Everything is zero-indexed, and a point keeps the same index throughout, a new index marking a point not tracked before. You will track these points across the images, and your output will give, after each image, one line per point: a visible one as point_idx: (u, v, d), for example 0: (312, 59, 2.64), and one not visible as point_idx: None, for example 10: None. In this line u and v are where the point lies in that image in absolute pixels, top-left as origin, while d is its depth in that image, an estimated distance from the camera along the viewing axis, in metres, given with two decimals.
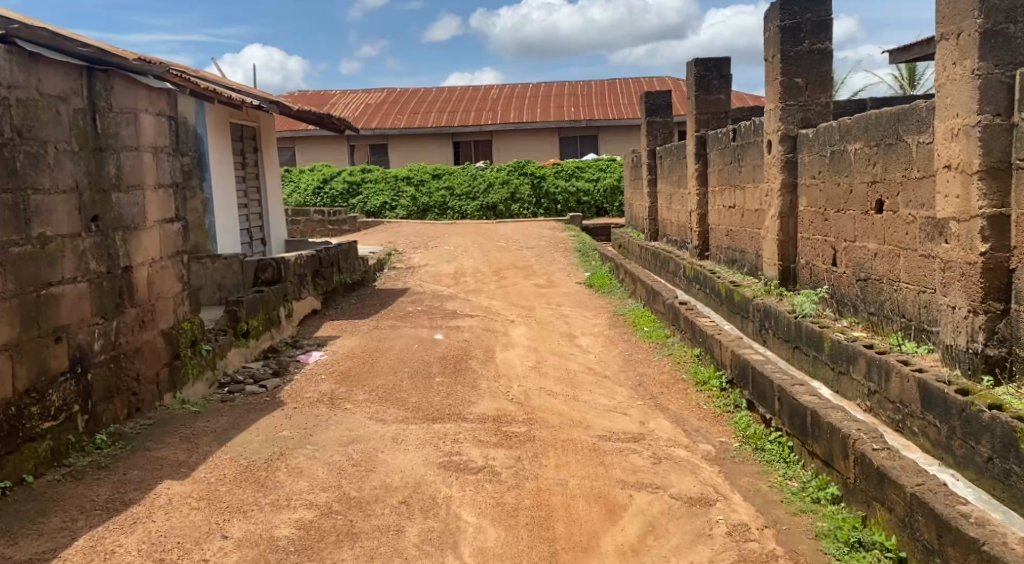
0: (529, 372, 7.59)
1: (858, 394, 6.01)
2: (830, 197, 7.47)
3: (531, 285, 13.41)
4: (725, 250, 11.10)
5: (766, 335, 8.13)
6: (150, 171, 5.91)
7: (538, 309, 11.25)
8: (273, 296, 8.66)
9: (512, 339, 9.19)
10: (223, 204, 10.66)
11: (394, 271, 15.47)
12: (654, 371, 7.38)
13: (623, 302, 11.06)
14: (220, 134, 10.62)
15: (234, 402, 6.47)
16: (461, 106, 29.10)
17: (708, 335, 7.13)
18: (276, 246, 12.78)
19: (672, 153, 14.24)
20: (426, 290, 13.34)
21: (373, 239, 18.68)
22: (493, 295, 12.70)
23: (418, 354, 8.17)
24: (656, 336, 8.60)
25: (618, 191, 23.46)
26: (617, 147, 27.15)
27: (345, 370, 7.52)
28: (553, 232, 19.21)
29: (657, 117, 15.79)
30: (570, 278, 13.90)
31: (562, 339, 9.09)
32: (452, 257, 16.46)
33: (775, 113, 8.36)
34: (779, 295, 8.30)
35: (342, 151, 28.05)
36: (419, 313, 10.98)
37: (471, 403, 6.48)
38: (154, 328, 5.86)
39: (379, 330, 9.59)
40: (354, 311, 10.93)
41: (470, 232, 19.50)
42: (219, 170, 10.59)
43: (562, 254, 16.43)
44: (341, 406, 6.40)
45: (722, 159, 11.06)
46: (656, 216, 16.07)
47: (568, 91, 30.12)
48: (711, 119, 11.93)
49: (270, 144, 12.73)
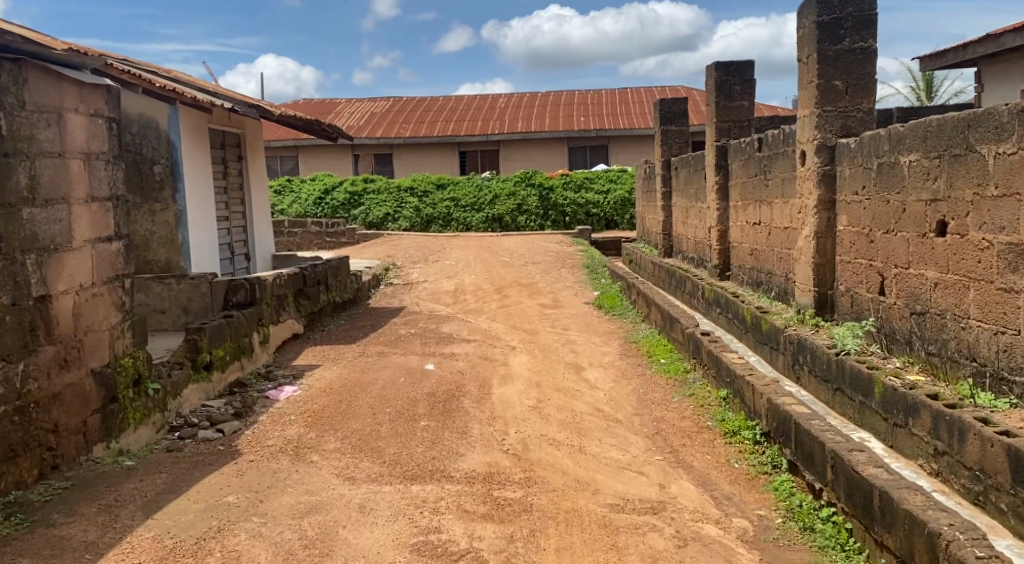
0: (529, 414, 6.63)
1: (920, 453, 5.04)
2: (877, 216, 6.49)
3: (535, 305, 12.46)
4: (748, 271, 10.16)
5: (801, 373, 7.16)
6: (81, 181, 5.00)
7: (541, 334, 10.28)
8: (243, 321, 7.73)
9: (512, 371, 8.23)
10: (199, 217, 9.77)
11: (391, 288, 14.54)
12: (673, 416, 6.39)
13: (636, 328, 10.09)
14: (197, 141, 9.74)
15: (181, 452, 5.53)
16: (467, 115, 28.25)
17: (738, 376, 6.14)
18: (262, 262, 11.87)
19: (689, 165, 13.29)
20: (423, 310, 12.41)
21: (371, 253, 17.77)
22: (494, 316, 11.76)
23: (405, 389, 7.23)
24: (674, 371, 7.64)
25: (629, 203, 22.55)
26: (628, 158, 26.28)
27: (319, 411, 6.58)
28: (560, 247, 18.26)
29: (672, 126, 14.84)
30: (578, 298, 12.94)
31: (567, 371, 8.12)
32: (452, 273, 15.53)
33: (811, 119, 7.39)
34: (814, 327, 7.32)
35: (344, 160, 27.17)
36: (413, 337, 10.03)
37: (460, 456, 5.54)
38: (82, 368, 4.94)
39: (365, 358, 8.64)
40: (341, 334, 10.01)
41: (473, 246, 18.58)
42: (195, 180, 9.70)
43: (570, 270, 15.48)
44: (307, 459, 5.48)
45: (746, 172, 10.10)
46: (670, 230, 15.11)
47: (577, 100, 29.23)
48: (732, 127, 10.97)
49: (257, 152, 11.85)
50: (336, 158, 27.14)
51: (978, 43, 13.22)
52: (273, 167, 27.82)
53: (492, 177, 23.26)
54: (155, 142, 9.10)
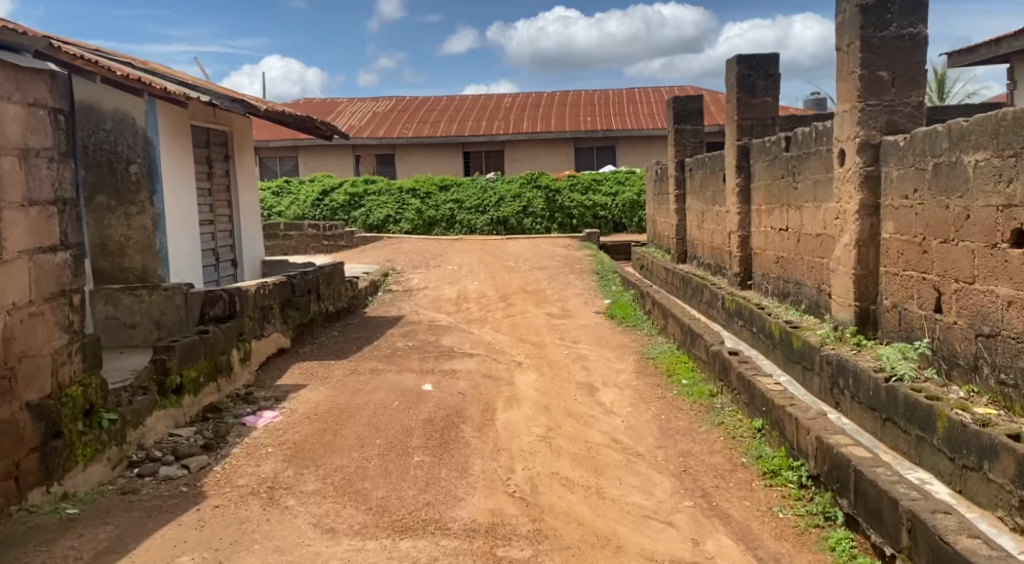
0: (538, 444, 5.89)
1: (1000, 504, 4.31)
2: (931, 224, 5.74)
3: (542, 314, 11.73)
4: (773, 280, 9.41)
5: (842, 398, 6.41)
6: (15, 181, 4.27)
7: (549, 347, 9.53)
8: (218, 336, 7.02)
9: (519, 391, 7.48)
10: (179, 222, 9.06)
11: (389, 295, 13.81)
12: (701, 450, 5.65)
13: (653, 341, 9.34)
14: (178, 139, 9.03)
15: (138, 495, 4.78)
16: (471, 115, 27.52)
17: (775, 406, 5.39)
18: (250, 269, 11.17)
19: (706, 166, 12.53)
20: (423, 319, 11.68)
21: (370, 257, 17.04)
22: (499, 327, 11.03)
23: (399, 414, 6.50)
24: (699, 395, 6.89)
25: (638, 206, 21.82)
26: (636, 159, 25.50)
27: (301, 442, 5.85)
28: (567, 251, 17.52)
29: (687, 125, 14.07)
30: (588, 306, 12.20)
31: (579, 392, 7.37)
32: (455, 279, 14.79)
33: (852, 115, 6.63)
34: (856, 346, 6.57)
35: (344, 161, 26.46)
36: (411, 351, 9.30)
37: (459, 502, 4.80)
38: (13, 401, 4.21)
39: (358, 377, 7.91)
40: (333, 349, 9.29)
41: (476, 249, 17.84)
42: (176, 181, 8.99)
43: (578, 276, 14.73)
44: (282, 504, 4.75)
45: (771, 173, 9.34)
46: (683, 235, 14.36)
47: (584, 100, 28.48)
48: (755, 126, 10.21)
49: (246, 150, 11.14)
50: (337, 158, 26.43)
51: (1013, 36, 12.41)
52: (272, 167, 27.13)
53: (497, 179, 22.54)
54: (132, 140, 8.42)
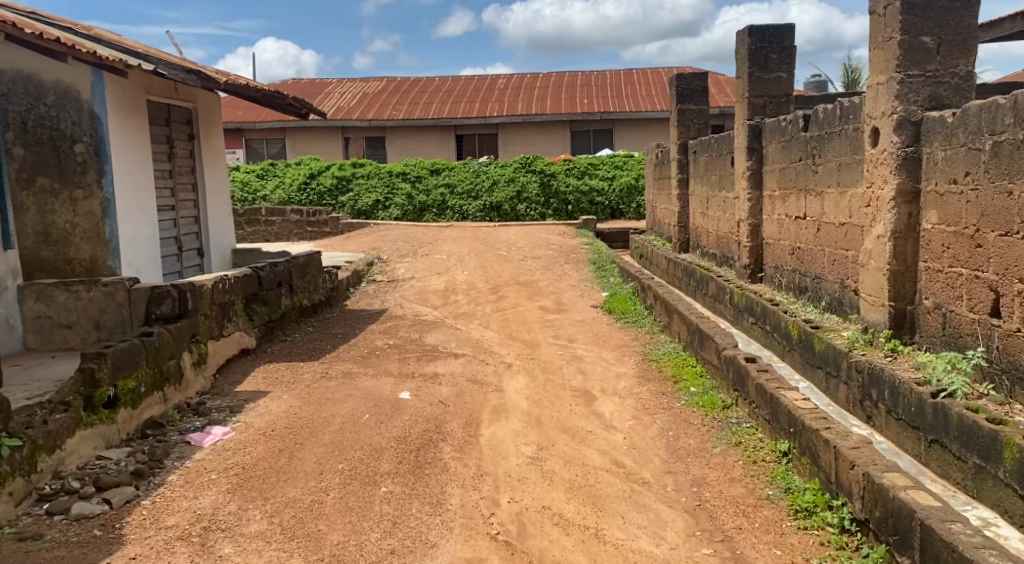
0: (528, 467, 5.07)
1: None
2: (988, 213, 4.91)
3: (536, 308, 10.90)
4: (788, 273, 8.60)
5: (876, 412, 5.61)
6: None
7: (543, 347, 8.71)
8: (164, 338, 6.18)
9: (508, 400, 6.66)
10: (132, 207, 8.19)
11: (373, 286, 12.96)
12: (718, 477, 4.82)
13: (656, 341, 8.51)
14: (129, 115, 8.16)
15: (39, 542, 3.95)
16: (464, 96, 26.57)
17: (806, 429, 4.57)
18: (218, 258, 10.31)
19: (713, 149, 11.68)
20: (406, 313, 10.86)
21: (355, 245, 16.17)
22: (488, 322, 10.21)
23: (368, 429, 5.66)
24: (712, 407, 6.06)
25: (636, 191, 21.03)
26: (633, 143, 24.61)
27: (250, 466, 5.03)
28: (562, 239, 16.68)
29: (691, 104, 13.24)
30: (584, 300, 11.38)
31: (575, 402, 6.55)
32: (443, 268, 13.95)
33: (889, 87, 5.77)
34: (891, 353, 5.75)
35: (332, 143, 25.50)
36: (391, 350, 8.48)
37: (432, 551, 4.00)
38: None
39: (328, 383, 7.07)
40: (304, 349, 8.44)
41: (467, 237, 16.99)
42: (127, 162, 8.12)
43: (574, 266, 13.90)
44: (218, 555, 3.94)
45: (788, 156, 8.49)
46: (686, 222, 13.54)
47: (581, 81, 27.56)
48: (768, 103, 9.35)
49: (213, 129, 10.27)
50: (324, 140, 25.47)
51: None
52: (257, 149, 26.14)
53: (489, 163, 21.63)
54: (76, 116, 7.49)
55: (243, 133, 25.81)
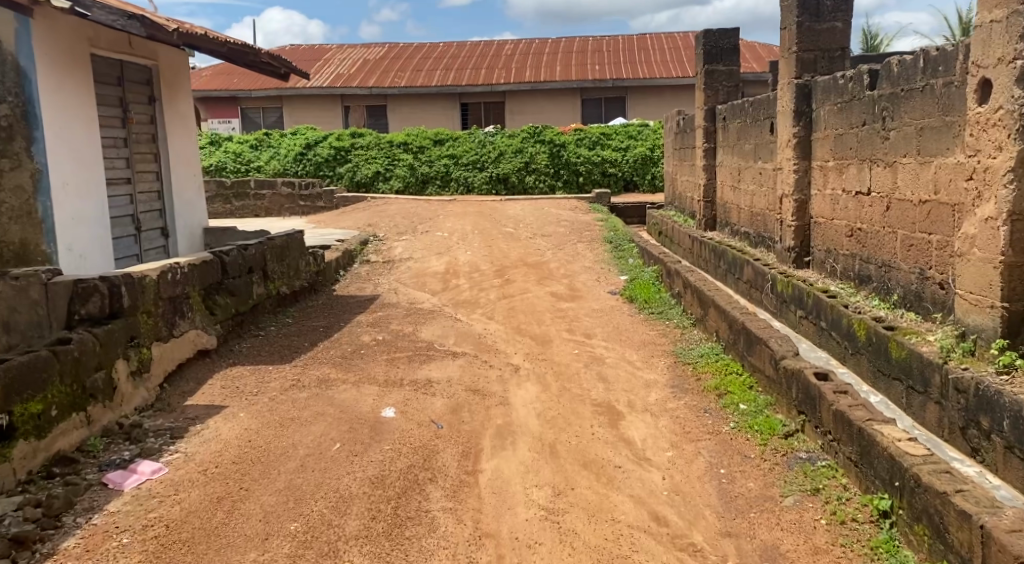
0: (540, 527, 3.87)
1: None
2: None
3: (547, 295, 9.68)
4: (844, 258, 7.33)
5: (986, 447, 4.35)
6: None
7: (555, 345, 7.49)
8: (86, 344, 4.91)
9: (515, 419, 5.44)
10: (71, 180, 6.95)
11: (366, 268, 11.76)
12: (797, 546, 3.58)
13: (690, 339, 7.27)
14: (67, 71, 6.90)
15: None
16: (469, 62, 25.19)
17: (924, 488, 3.33)
18: (186, 238, 9.08)
19: (748, 114, 10.37)
20: (401, 301, 9.67)
21: (350, 221, 14.93)
22: (493, 312, 9.01)
23: (337, 467, 4.43)
24: (772, 432, 4.83)
25: (651, 162, 19.76)
26: (648, 112, 23.21)
27: (176, 525, 3.82)
28: (574, 214, 15.40)
29: (720, 64, 11.95)
30: (601, 285, 10.15)
31: (598, 423, 5.34)
32: (444, 248, 12.70)
33: (1009, 25, 4.46)
34: (1006, 369, 4.48)
35: (331, 112, 24.17)
36: (379, 349, 7.29)
37: None
38: None
39: (296, 395, 5.86)
40: (278, 348, 7.24)
41: (471, 212, 15.74)
42: (64, 127, 6.86)
43: (587, 245, 12.64)
44: None
45: (846, 120, 7.19)
46: (713, 197, 12.26)
47: (593, 45, 26.13)
48: (819, 59, 8.06)
49: (180, 91, 9.01)
50: (323, 109, 24.13)
51: None
52: (253, 118, 24.81)
53: (496, 133, 20.26)
54: None
55: (238, 101, 24.48)
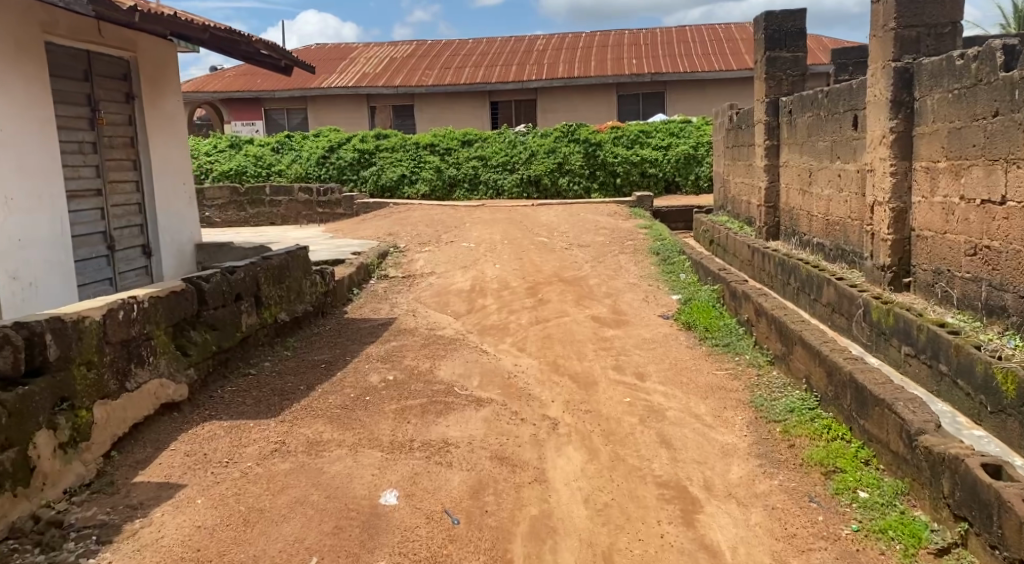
0: None
1: None
2: None
3: (589, 319, 8.37)
4: (963, 281, 5.92)
5: None
6: None
7: (602, 389, 6.18)
8: None
9: (556, 508, 4.15)
10: (18, 194, 5.77)
11: (384, 284, 10.55)
12: None
13: (771, 387, 5.89)
14: (12, 61, 5.74)
15: None
16: (501, 58, 23.94)
17: None
18: (174, 256, 7.90)
19: (822, 107, 8.97)
20: (421, 327, 8.42)
21: (370, 230, 13.73)
22: (525, 341, 7.74)
23: None
24: (918, 544, 3.51)
25: (694, 162, 18.30)
26: (690, 108, 21.71)
27: None
28: (613, 221, 14.03)
29: (784, 51, 10.54)
30: (651, 307, 8.81)
31: (667, 518, 4.00)
32: (471, 261, 11.42)
33: None
34: None
35: (358, 113, 23.09)
36: (391, 395, 6.04)
37: None
38: None
39: (275, 468, 4.60)
40: (268, 393, 6.00)
41: (501, 218, 14.47)
42: (8, 129, 5.68)
43: (631, 257, 11.27)
44: None
45: (967, 109, 5.80)
46: (775, 202, 10.86)
47: (630, 39, 24.73)
48: (924, 36, 6.70)
49: (166, 88, 7.84)
50: (349, 110, 23.04)
51: None
52: (278, 121, 23.77)
53: (528, 131, 18.93)
54: None
55: (262, 103, 23.44)
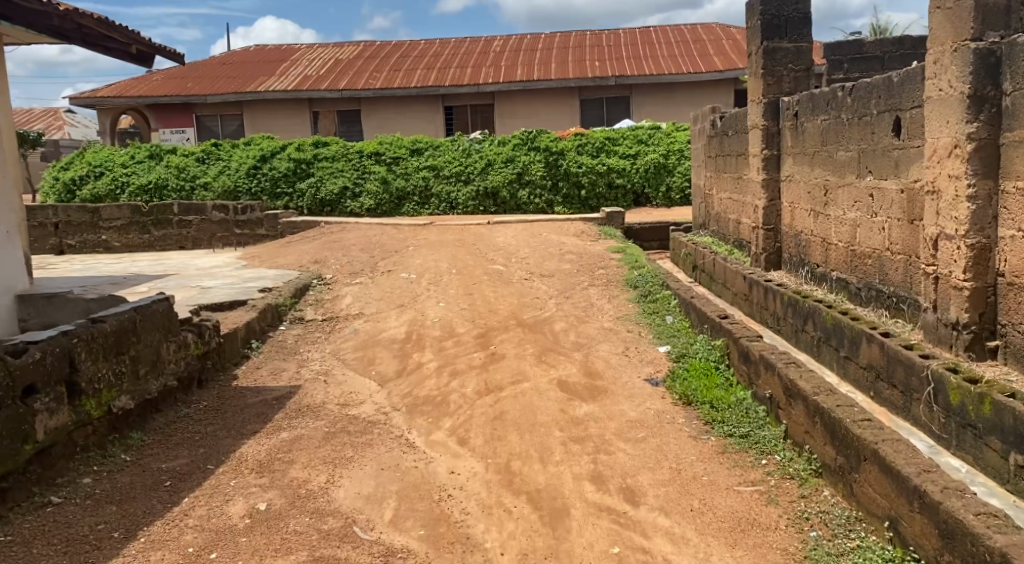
0: None
1: None
2: None
3: (553, 385, 6.33)
4: None
5: None
6: None
7: (575, 522, 4.17)
8: None
9: None
10: None
11: (297, 331, 8.41)
12: None
13: (830, 527, 3.90)
14: None
15: None
16: (452, 59, 21.91)
17: None
18: None
19: (842, 107, 7.08)
20: (329, 400, 6.30)
21: (293, 257, 11.58)
22: (466, 424, 5.67)
23: None
24: None
25: (665, 172, 16.42)
26: (656, 113, 19.86)
27: None
28: (580, 242, 12.06)
29: (785, 40, 8.67)
30: (634, 365, 6.82)
31: None
32: (409, 297, 9.32)
33: None
34: None
35: (296, 119, 20.81)
36: (255, 544, 3.95)
37: None
38: None
39: None
40: (55, 549, 3.80)
41: (449, 239, 12.40)
42: None
43: (603, 291, 9.29)
44: None
45: None
46: (775, 223, 8.95)
47: (592, 40, 22.87)
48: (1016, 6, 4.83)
49: None
50: (285, 116, 20.78)
51: None
52: (208, 128, 21.35)
53: (483, 138, 16.88)
54: None
55: (191, 109, 21.05)
